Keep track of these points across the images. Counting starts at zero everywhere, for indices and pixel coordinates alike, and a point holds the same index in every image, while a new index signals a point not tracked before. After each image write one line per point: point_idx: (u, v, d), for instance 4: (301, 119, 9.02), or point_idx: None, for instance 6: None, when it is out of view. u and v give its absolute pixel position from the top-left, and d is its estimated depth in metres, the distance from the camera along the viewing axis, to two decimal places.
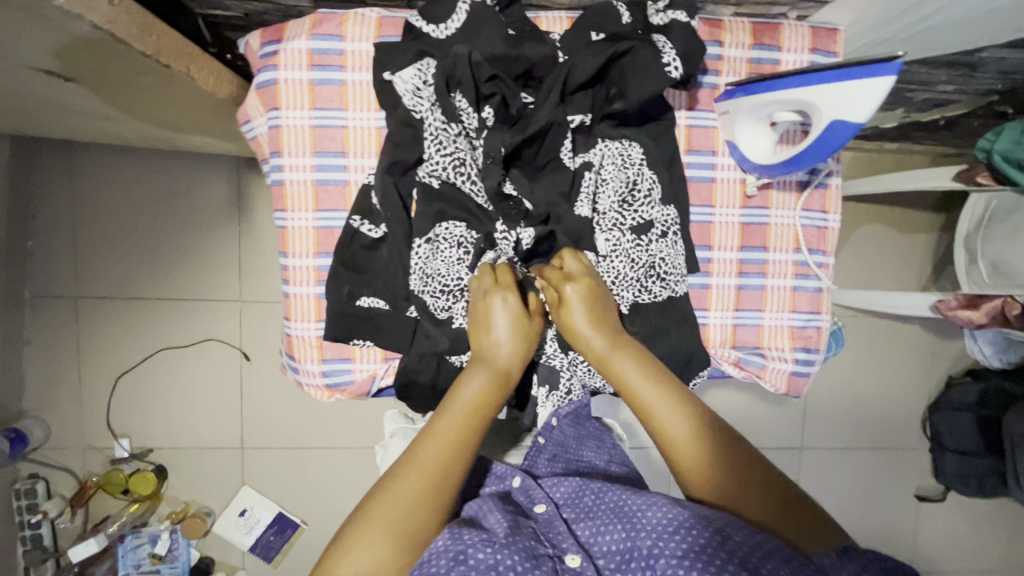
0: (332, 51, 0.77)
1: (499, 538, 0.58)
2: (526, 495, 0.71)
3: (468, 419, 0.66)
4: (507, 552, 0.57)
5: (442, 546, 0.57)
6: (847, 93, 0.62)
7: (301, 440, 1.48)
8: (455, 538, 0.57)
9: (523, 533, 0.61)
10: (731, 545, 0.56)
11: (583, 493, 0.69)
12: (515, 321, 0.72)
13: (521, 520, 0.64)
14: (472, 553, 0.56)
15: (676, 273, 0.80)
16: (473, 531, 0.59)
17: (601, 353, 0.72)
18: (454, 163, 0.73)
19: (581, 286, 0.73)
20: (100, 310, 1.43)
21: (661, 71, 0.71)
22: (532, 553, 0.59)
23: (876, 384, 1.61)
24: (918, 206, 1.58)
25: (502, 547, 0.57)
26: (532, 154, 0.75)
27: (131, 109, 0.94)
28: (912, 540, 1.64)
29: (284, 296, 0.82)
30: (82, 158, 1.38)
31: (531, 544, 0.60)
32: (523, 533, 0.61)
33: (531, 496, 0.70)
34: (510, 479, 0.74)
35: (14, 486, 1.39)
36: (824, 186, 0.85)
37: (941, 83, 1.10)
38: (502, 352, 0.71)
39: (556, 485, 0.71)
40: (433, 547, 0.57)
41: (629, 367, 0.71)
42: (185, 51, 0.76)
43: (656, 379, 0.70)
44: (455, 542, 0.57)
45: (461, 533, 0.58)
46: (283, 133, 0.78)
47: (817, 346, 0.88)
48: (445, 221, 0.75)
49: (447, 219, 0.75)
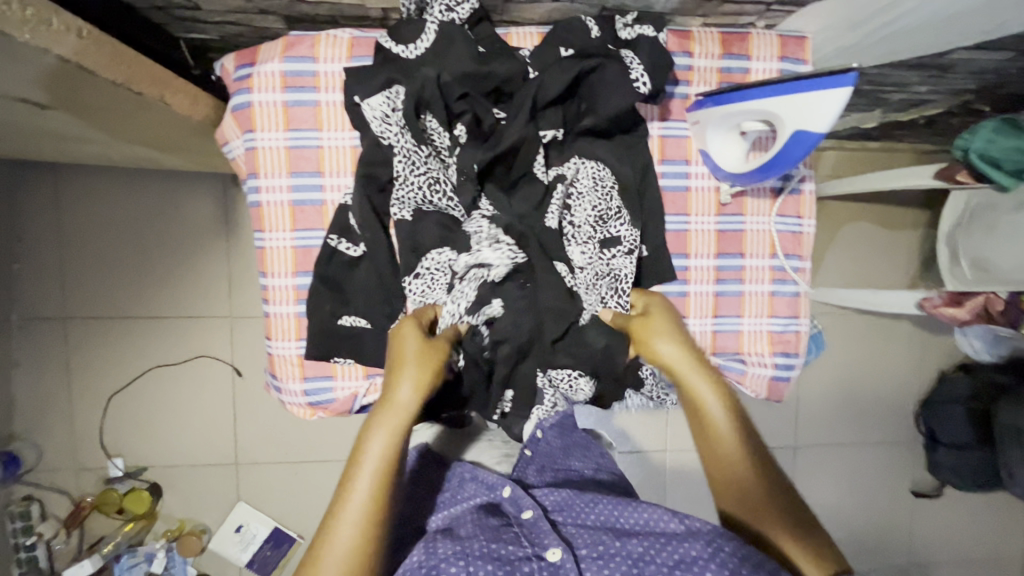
0: (305, 72, 0.77)
1: (472, 551, 0.61)
2: (515, 504, 0.69)
3: (386, 453, 0.63)
4: (479, 563, 0.59)
5: (416, 563, 0.60)
6: (805, 104, 0.63)
7: (296, 452, 1.48)
8: (428, 554, 0.60)
9: (501, 540, 0.63)
10: (723, 555, 0.58)
11: (574, 500, 0.69)
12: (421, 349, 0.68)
13: (503, 530, 0.66)
14: (445, 568, 0.58)
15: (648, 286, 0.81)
16: (448, 544, 0.62)
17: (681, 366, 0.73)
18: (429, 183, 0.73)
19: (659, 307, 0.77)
20: (89, 329, 1.43)
21: (630, 87, 0.73)
22: (506, 559, 0.61)
23: (868, 379, 1.61)
24: (903, 202, 1.59)
25: (477, 559, 0.60)
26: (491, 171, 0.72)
27: (111, 133, 0.95)
28: (909, 535, 1.64)
29: (264, 316, 0.83)
30: (68, 180, 1.39)
31: (508, 550, 0.62)
32: (502, 540, 0.63)
33: (519, 504, 0.69)
34: (501, 489, 0.71)
35: (8, 509, 1.39)
36: (798, 192, 0.86)
37: (916, 84, 1.11)
38: (403, 390, 0.66)
39: (547, 493, 0.71)
40: (406, 563, 0.60)
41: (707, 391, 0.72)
42: (158, 77, 0.77)
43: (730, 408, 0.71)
44: (428, 558, 0.59)
45: (434, 548, 0.61)
46: (259, 155, 0.78)
47: (796, 350, 0.88)
48: (427, 253, 0.75)
49: (428, 250, 0.75)
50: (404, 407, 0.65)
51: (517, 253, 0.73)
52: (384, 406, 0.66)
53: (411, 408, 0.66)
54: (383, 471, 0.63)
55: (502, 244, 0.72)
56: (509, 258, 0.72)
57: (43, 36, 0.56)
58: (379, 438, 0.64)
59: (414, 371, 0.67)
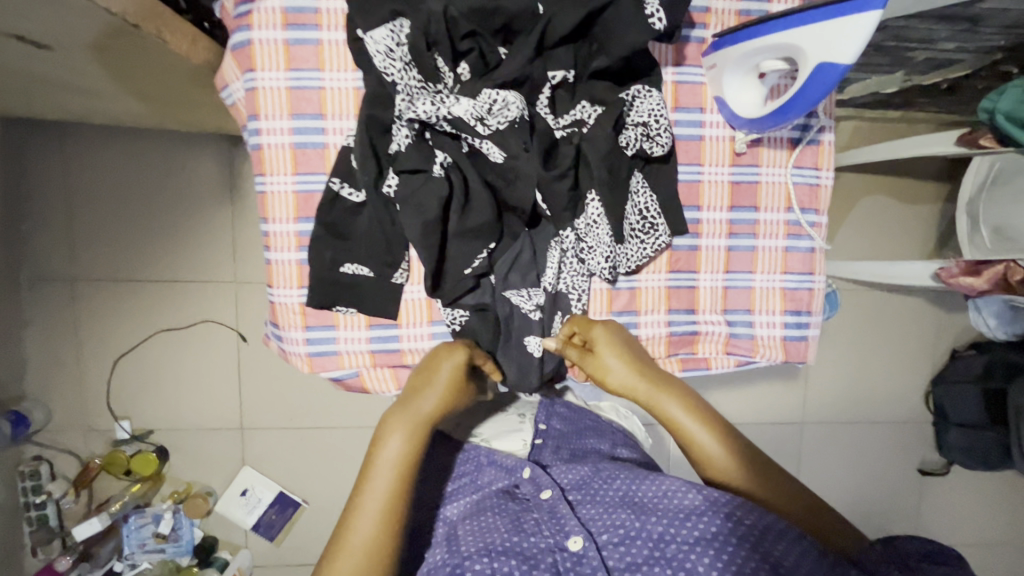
0: (307, 9, 0.75)
1: (495, 545, 0.64)
2: (534, 484, 0.75)
3: (404, 452, 0.68)
4: (502, 558, 0.62)
5: (443, 561, 0.63)
6: (831, 33, 0.58)
7: (300, 418, 1.48)
8: (454, 553, 0.64)
9: (523, 531, 0.66)
10: (743, 529, 0.60)
11: (592, 479, 0.73)
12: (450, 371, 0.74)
13: (524, 516, 0.69)
14: (468, 565, 0.61)
15: (652, 226, 0.79)
16: (472, 540, 0.65)
17: (644, 389, 0.78)
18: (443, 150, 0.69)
19: (609, 334, 0.78)
20: (95, 291, 1.43)
21: (645, 24, 0.70)
22: (528, 553, 0.63)
23: (879, 355, 1.59)
24: (922, 174, 1.55)
25: (498, 555, 0.62)
26: (506, 110, 0.69)
27: (113, 82, 0.93)
28: (914, 513, 1.63)
29: (265, 264, 0.81)
30: (72, 140, 1.38)
31: (528, 544, 0.64)
32: (524, 532, 0.66)
33: (537, 484, 0.74)
34: (520, 471, 0.77)
35: (18, 467, 1.40)
36: (816, 142, 0.83)
37: (942, 40, 1.07)
38: (425, 398, 0.72)
39: (564, 472, 0.76)
40: (433, 563, 0.64)
41: (676, 408, 0.76)
42: (157, 14, 0.75)
43: (702, 415, 0.76)
44: (452, 557, 0.63)
45: (459, 546, 0.65)
46: (259, 95, 0.76)
47: (809, 308, 0.86)
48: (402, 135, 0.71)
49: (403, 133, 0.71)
50: (421, 411, 0.71)
51: (511, 107, 0.69)
52: (400, 409, 0.71)
53: (428, 408, 0.71)
54: (398, 465, 0.67)
55: (495, 97, 0.69)
56: (501, 111, 0.69)
57: None
58: (397, 440, 0.68)
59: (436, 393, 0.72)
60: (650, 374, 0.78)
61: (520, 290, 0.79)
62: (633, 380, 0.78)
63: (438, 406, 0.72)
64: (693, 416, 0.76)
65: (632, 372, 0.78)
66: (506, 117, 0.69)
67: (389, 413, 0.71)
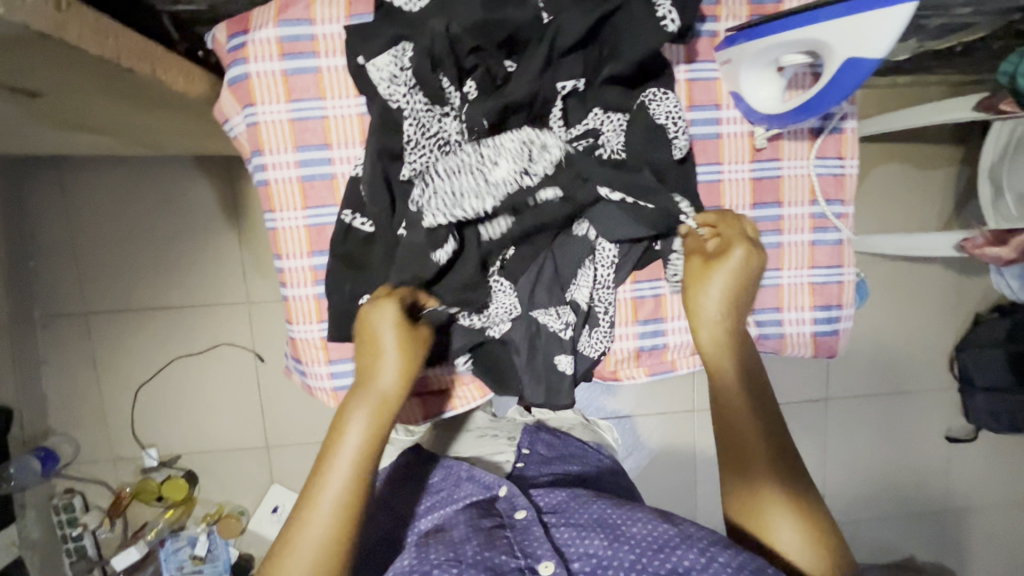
0: (303, 37, 0.72)
1: (465, 557, 0.62)
2: (509, 503, 0.73)
3: (370, 429, 0.64)
4: (473, 568, 0.61)
5: (409, 566, 0.62)
6: (859, 27, 0.55)
7: (324, 433, 1.48)
8: (421, 559, 0.62)
9: (495, 549, 0.64)
10: (716, 566, 0.57)
11: (568, 503, 0.72)
12: (402, 343, 0.67)
13: (495, 534, 0.67)
14: (437, 569, 0.60)
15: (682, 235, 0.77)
16: (441, 549, 0.64)
17: (720, 329, 0.71)
18: (463, 177, 0.67)
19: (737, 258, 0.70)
20: (108, 322, 1.42)
21: (657, 26, 0.67)
22: (500, 568, 0.62)
23: (901, 327, 1.56)
24: (936, 140, 1.51)
25: (467, 567, 0.61)
26: (547, 153, 0.68)
27: (109, 121, 0.91)
28: (944, 480, 1.62)
29: (283, 299, 0.80)
30: (70, 173, 1.36)
31: (499, 560, 0.62)
32: (496, 549, 0.64)
33: (512, 505, 0.73)
34: (497, 488, 0.76)
35: (51, 502, 1.42)
36: (839, 131, 0.80)
37: (957, 5, 1.03)
38: (383, 376, 0.66)
39: (543, 495, 0.75)
40: (401, 566, 0.63)
41: (732, 364, 0.70)
42: (147, 53, 0.73)
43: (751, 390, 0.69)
44: (420, 563, 0.61)
45: (427, 553, 0.63)
46: (261, 130, 0.74)
47: (839, 302, 0.84)
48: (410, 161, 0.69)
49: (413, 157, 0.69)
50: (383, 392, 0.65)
51: (551, 151, 0.68)
52: (361, 388, 0.66)
53: (390, 389, 0.66)
54: (362, 447, 0.63)
55: (530, 136, 0.68)
56: (540, 154, 0.68)
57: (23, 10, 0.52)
58: (359, 423, 0.64)
59: (396, 366, 0.66)
60: (737, 318, 0.71)
61: (548, 309, 0.76)
62: (718, 316, 0.71)
63: (403, 386, 0.67)
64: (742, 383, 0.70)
65: (727, 305, 0.71)
66: (547, 160, 0.68)
67: (349, 396, 0.66)
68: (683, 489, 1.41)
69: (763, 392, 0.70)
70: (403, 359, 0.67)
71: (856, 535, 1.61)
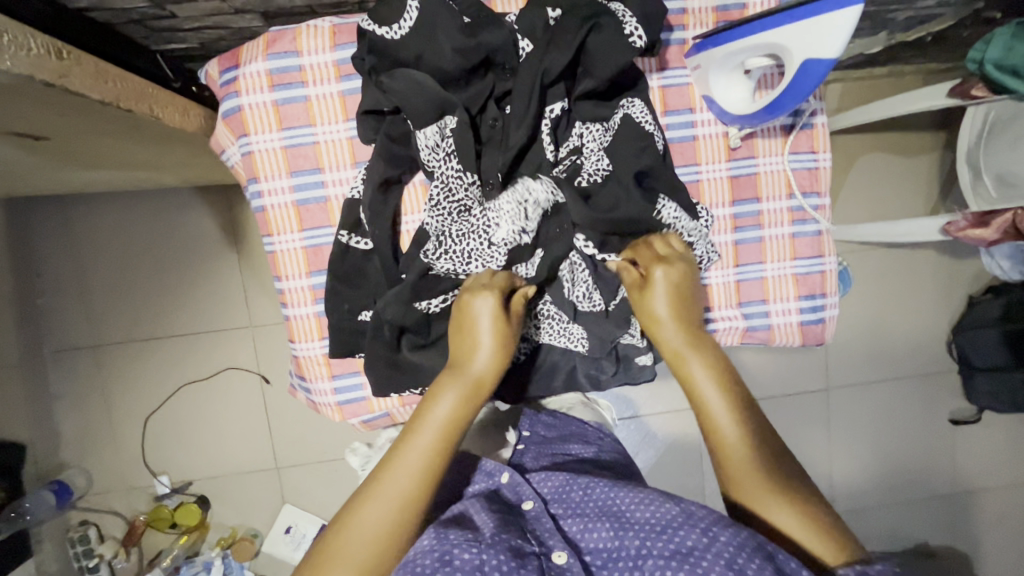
0: (291, 68, 0.76)
1: (482, 541, 0.59)
2: (515, 491, 0.72)
3: (459, 405, 0.66)
4: (489, 552, 0.57)
5: (427, 547, 0.58)
6: (815, 30, 0.59)
7: (334, 450, 1.50)
8: (440, 539, 0.58)
9: (508, 531, 0.62)
10: (719, 546, 0.55)
11: (570, 489, 0.71)
12: (498, 323, 0.69)
13: (507, 518, 0.66)
14: (456, 553, 0.57)
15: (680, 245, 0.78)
16: (458, 532, 0.60)
17: (677, 341, 0.71)
18: (463, 231, 0.72)
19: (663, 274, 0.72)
20: (117, 353, 1.45)
21: (626, 44, 0.70)
22: (516, 551, 0.59)
23: (896, 312, 1.58)
24: (916, 127, 1.54)
25: (487, 548, 0.58)
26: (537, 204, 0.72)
27: (111, 158, 0.95)
28: (952, 462, 1.63)
29: (285, 320, 0.83)
30: (73, 210, 1.40)
31: (515, 542, 0.60)
32: (509, 532, 0.62)
33: (519, 492, 0.72)
34: (499, 476, 0.75)
35: (67, 534, 1.43)
36: (809, 127, 0.83)
37: None
38: (477, 358, 0.69)
39: (544, 481, 0.73)
40: (418, 548, 0.59)
41: (700, 366, 0.69)
42: (145, 93, 0.77)
43: (726, 384, 0.68)
44: (439, 543, 0.58)
45: (445, 534, 0.59)
46: (256, 158, 0.77)
47: (823, 291, 0.86)
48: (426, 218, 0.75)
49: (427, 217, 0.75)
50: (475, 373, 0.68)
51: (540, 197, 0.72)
52: (456, 372, 0.68)
53: (481, 374, 0.68)
54: (447, 425, 0.65)
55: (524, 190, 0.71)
56: (531, 203, 0.71)
57: (27, 62, 0.56)
58: (448, 399, 0.66)
59: (489, 347, 0.69)
60: (694, 331, 0.72)
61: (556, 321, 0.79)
62: (671, 321, 0.72)
63: (495, 373, 0.69)
64: (714, 378, 0.68)
65: (676, 318, 0.72)
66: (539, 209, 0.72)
67: (442, 375, 0.68)
68: (691, 486, 1.42)
69: (733, 383, 0.68)
70: (495, 340, 0.69)
71: (867, 523, 1.61)
